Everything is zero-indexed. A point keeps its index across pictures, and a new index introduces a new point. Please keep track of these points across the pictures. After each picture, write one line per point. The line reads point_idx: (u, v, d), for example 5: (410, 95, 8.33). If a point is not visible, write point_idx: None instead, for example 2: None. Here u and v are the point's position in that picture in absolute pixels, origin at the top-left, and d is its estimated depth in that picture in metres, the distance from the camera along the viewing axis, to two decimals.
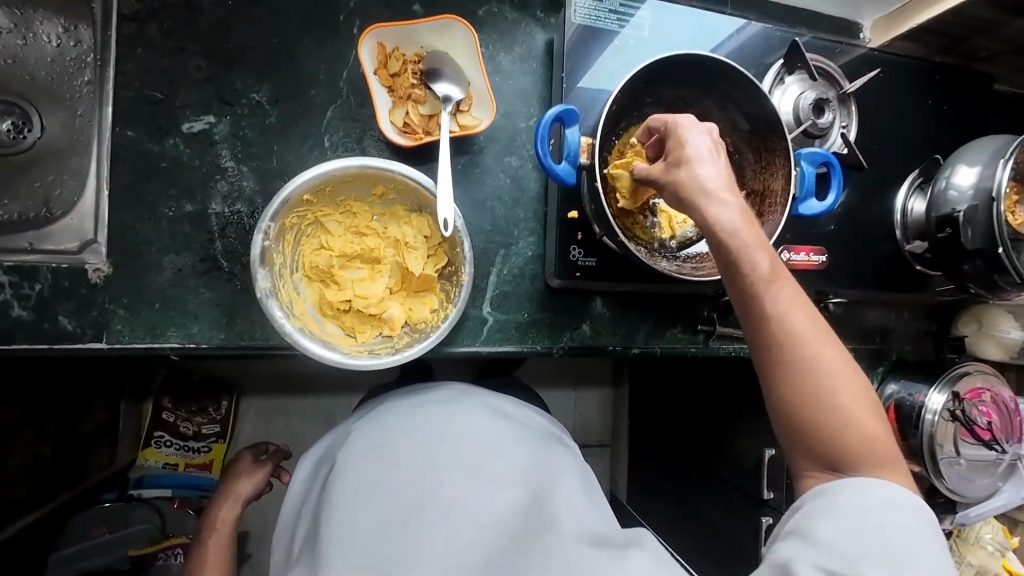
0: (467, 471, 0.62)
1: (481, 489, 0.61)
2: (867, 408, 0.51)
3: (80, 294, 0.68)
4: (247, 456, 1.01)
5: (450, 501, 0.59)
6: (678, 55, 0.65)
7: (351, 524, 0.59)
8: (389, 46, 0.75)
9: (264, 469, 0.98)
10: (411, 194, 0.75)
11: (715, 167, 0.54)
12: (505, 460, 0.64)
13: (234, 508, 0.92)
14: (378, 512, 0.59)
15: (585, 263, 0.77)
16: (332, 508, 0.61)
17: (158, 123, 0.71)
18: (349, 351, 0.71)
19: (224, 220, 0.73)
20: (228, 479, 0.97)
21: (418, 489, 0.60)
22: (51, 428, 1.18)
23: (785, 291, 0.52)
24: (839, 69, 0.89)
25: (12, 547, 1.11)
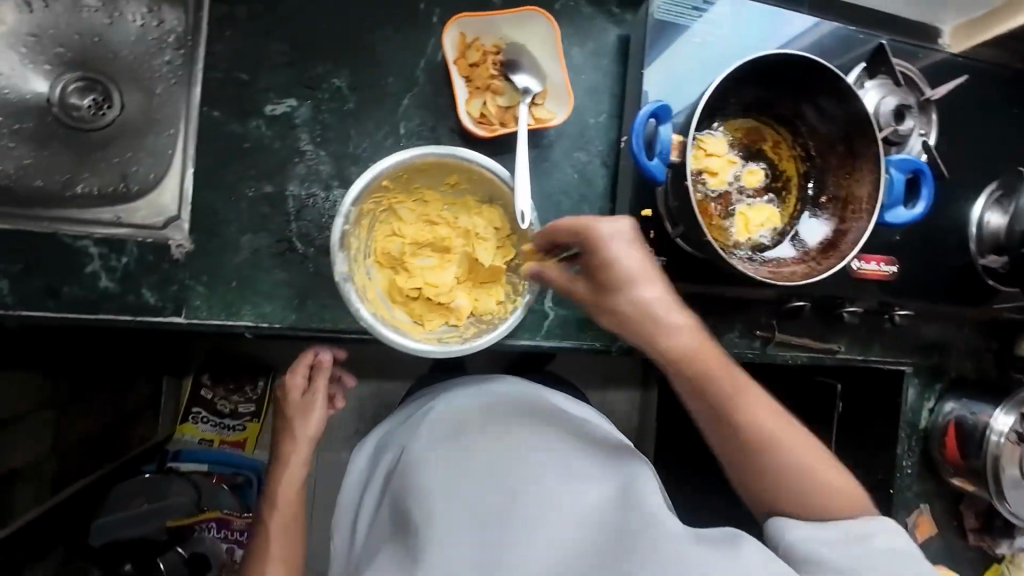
0: (549, 471, 0.64)
1: (566, 488, 0.63)
2: (829, 470, 0.65)
3: (163, 269, 0.70)
4: (298, 369, 0.77)
5: (537, 501, 0.62)
6: (774, 54, 0.63)
7: (442, 517, 0.63)
8: (469, 36, 0.75)
9: (319, 403, 0.75)
10: (484, 184, 0.75)
11: (658, 287, 0.64)
12: (580, 461, 0.67)
13: (297, 468, 0.75)
14: (468, 506, 0.64)
15: (655, 262, 0.77)
16: (419, 501, 0.65)
17: (243, 105, 0.72)
18: (419, 339, 0.72)
19: (301, 202, 0.74)
20: (291, 417, 0.75)
21: (504, 488, 0.63)
22: (101, 398, 1.21)
23: (742, 401, 0.65)
24: (920, 74, 0.87)
25: (65, 510, 1.16)
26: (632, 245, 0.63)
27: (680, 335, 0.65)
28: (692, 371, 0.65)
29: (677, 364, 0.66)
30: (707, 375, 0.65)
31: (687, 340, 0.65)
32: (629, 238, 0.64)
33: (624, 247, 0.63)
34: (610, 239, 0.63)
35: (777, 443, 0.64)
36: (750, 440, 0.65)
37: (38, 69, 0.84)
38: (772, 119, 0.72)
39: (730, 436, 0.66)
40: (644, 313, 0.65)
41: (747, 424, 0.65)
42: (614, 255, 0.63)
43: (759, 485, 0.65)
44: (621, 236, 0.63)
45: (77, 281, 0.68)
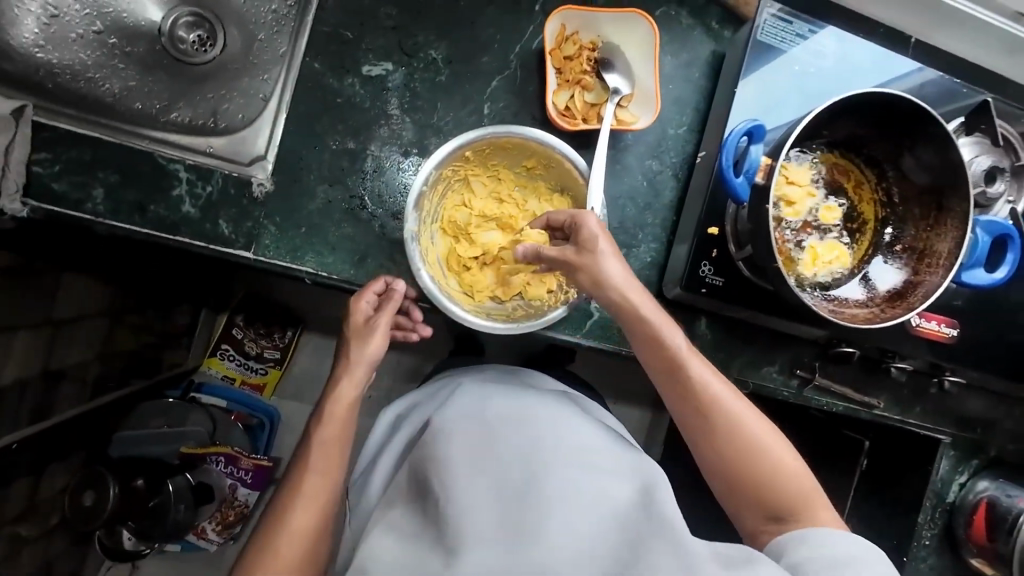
0: (577, 459, 0.63)
1: (594, 478, 0.61)
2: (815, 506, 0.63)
3: (241, 204, 0.74)
4: (366, 296, 0.73)
5: (562, 483, 0.59)
6: (883, 92, 0.61)
7: (463, 486, 0.61)
8: (569, 29, 0.76)
9: (382, 331, 0.72)
10: (558, 173, 0.76)
11: (620, 268, 0.65)
12: (601, 457, 0.65)
13: (351, 386, 0.74)
14: (490, 479, 0.61)
15: (712, 281, 0.76)
16: (442, 469, 0.63)
17: (342, 61, 0.75)
18: (469, 310, 0.74)
19: (379, 163, 0.76)
20: (351, 341, 0.74)
21: (529, 468, 0.62)
22: (145, 317, 1.26)
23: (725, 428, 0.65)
24: (1018, 138, 0.84)
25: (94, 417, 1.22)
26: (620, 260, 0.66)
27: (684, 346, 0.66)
28: (676, 375, 0.66)
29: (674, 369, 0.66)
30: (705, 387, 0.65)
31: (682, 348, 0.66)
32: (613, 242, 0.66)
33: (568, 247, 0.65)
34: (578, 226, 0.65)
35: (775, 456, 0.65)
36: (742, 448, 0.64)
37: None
38: (860, 159, 0.71)
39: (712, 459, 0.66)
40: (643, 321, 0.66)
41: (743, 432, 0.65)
42: (604, 253, 0.64)
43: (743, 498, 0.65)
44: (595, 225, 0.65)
45: (164, 202, 0.72)
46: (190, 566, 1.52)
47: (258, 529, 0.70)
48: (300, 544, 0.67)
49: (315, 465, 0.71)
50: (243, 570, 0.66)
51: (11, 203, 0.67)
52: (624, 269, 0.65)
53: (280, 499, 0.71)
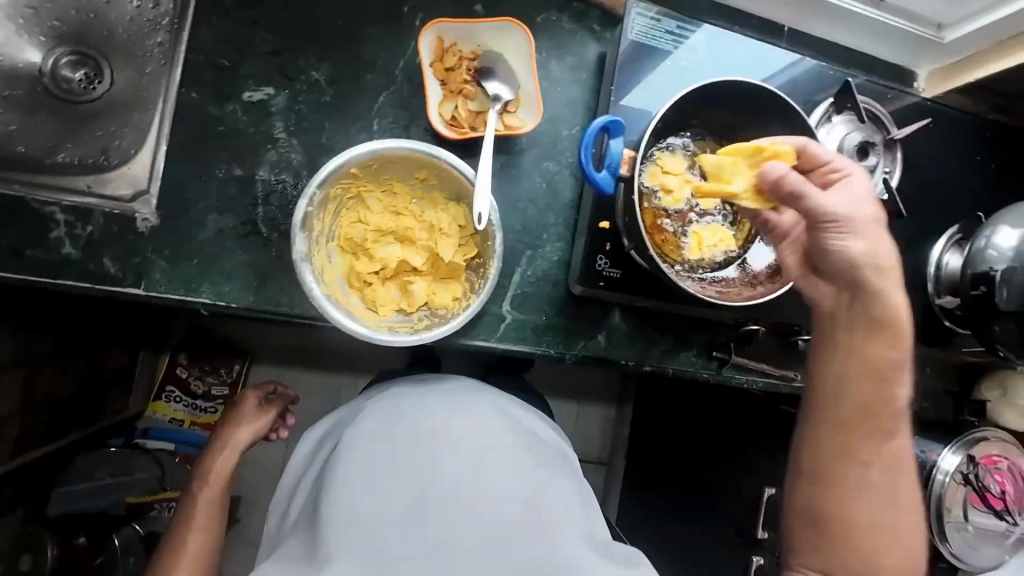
0: (474, 472, 0.72)
1: (492, 485, 0.72)
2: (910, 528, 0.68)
3: (127, 240, 0.72)
4: (253, 393, 1.05)
5: (468, 494, 0.70)
6: (730, 81, 0.66)
7: (363, 501, 0.69)
8: (447, 42, 0.77)
9: (272, 413, 1.03)
10: (452, 182, 0.77)
11: (879, 232, 0.62)
12: (504, 462, 0.75)
13: (231, 455, 0.96)
14: (390, 493, 0.70)
15: (609, 274, 0.78)
16: (345, 486, 0.71)
17: (221, 89, 0.74)
18: (370, 325, 0.74)
19: (269, 188, 0.76)
20: (233, 420, 1.00)
21: (423, 483, 0.70)
22: (76, 365, 1.19)
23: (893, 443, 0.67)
24: (888, 114, 0.89)
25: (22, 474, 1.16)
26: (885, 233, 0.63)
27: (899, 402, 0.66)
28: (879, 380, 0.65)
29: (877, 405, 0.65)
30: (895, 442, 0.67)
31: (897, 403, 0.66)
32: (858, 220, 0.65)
33: (871, 203, 0.62)
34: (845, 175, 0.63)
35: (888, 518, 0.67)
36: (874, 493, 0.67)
37: (32, 40, 0.85)
38: (733, 145, 0.74)
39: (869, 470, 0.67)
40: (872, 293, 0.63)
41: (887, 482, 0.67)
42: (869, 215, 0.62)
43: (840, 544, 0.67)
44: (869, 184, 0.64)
45: (43, 246, 0.70)
46: None
47: None
48: None
49: (199, 526, 0.88)
50: None
51: None
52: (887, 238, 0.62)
53: (162, 565, 0.86)
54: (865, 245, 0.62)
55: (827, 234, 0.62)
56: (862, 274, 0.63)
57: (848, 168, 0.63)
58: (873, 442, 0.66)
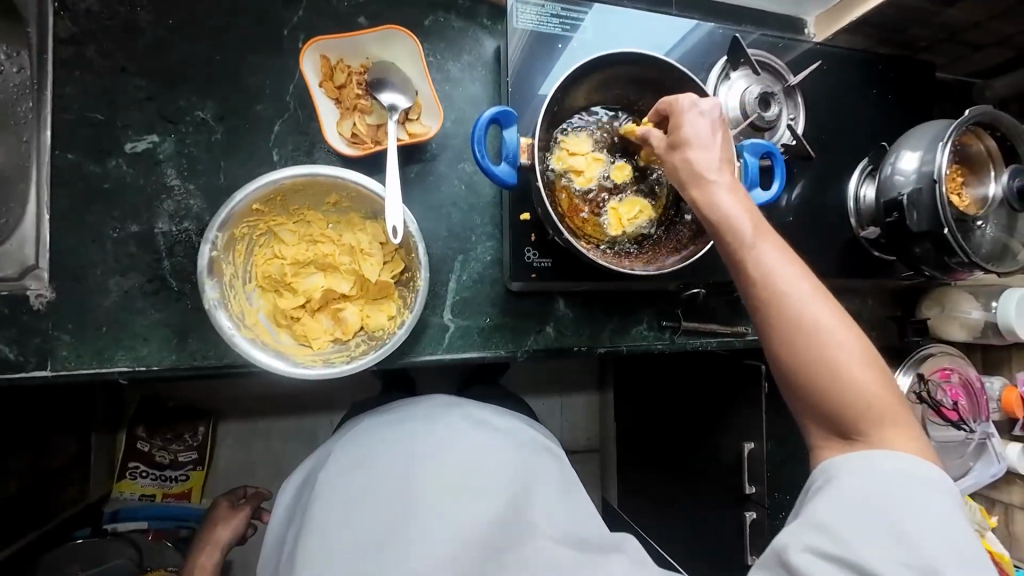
0: (451, 486, 0.70)
1: (468, 498, 0.69)
2: (875, 369, 0.53)
3: (22, 321, 0.67)
4: (224, 501, 1.05)
5: (441, 512, 0.67)
6: (615, 54, 0.66)
7: (343, 532, 0.67)
8: (333, 59, 0.75)
9: (247, 511, 1.03)
10: (365, 201, 0.75)
11: (709, 147, 0.60)
12: (479, 471, 0.73)
13: (217, 550, 0.97)
14: (367, 523, 0.68)
15: (540, 264, 0.76)
16: (324, 522, 0.69)
17: (100, 145, 0.70)
18: (303, 361, 0.70)
19: (171, 239, 0.72)
20: (207, 527, 1.00)
21: (401, 503, 0.68)
22: (17, 462, 1.11)
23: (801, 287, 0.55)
24: (783, 63, 0.92)
25: None
26: (716, 149, 0.61)
27: (748, 234, 0.57)
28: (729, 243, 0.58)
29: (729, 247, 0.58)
30: (778, 278, 0.55)
31: (745, 235, 0.57)
32: (706, 128, 0.61)
33: (705, 129, 0.61)
34: (692, 107, 0.62)
35: (843, 361, 0.52)
36: (788, 347, 0.54)
37: None
38: (634, 115, 0.74)
39: (786, 340, 0.54)
40: (693, 174, 0.60)
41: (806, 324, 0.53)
42: (692, 131, 0.61)
43: (805, 410, 0.55)
44: (703, 109, 0.62)
45: None
46: None
47: None
48: None
49: None
50: None
51: None
52: (708, 146, 0.60)
53: None
54: (705, 158, 0.60)
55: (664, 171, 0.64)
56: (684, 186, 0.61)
57: (689, 103, 0.62)
58: (776, 310, 0.55)
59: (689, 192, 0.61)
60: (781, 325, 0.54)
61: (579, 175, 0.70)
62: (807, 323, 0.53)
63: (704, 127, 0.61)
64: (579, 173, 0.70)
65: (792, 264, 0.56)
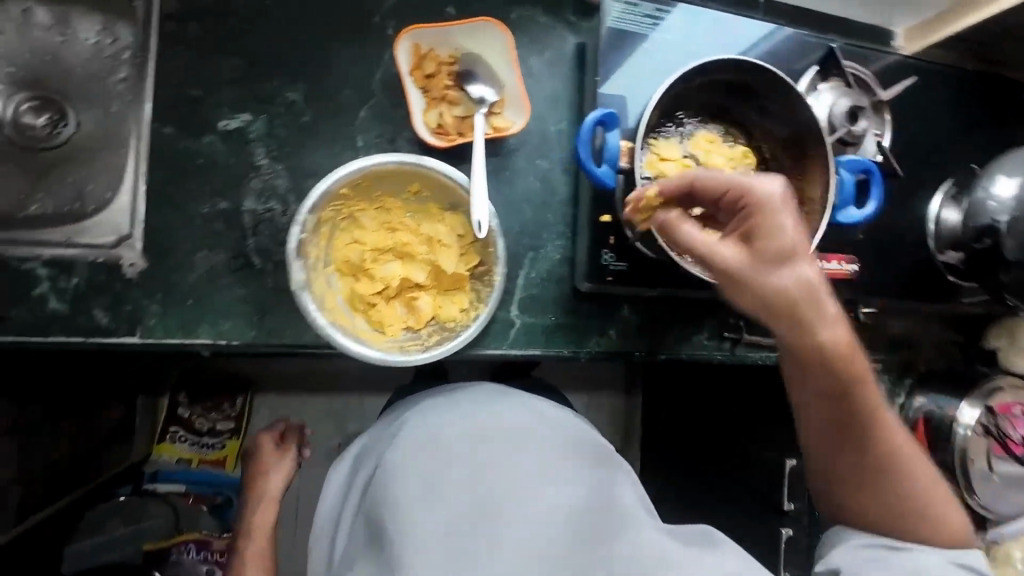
0: (528, 480, 0.69)
1: (547, 490, 0.68)
2: (925, 469, 0.70)
3: (115, 288, 0.69)
4: (268, 442, 1.02)
5: (523, 504, 0.67)
6: (712, 60, 0.65)
7: (421, 525, 0.66)
8: (424, 47, 0.75)
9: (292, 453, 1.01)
10: (445, 192, 0.76)
11: (812, 266, 0.61)
12: (552, 464, 0.72)
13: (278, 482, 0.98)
14: (449, 515, 0.67)
15: (617, 267, 0.78)
16: (397, 512, 0.68)
17: (195, 121, 0.72)
18: (379, 347, 0.71)
19: (257, 217, 0.73)
20: (256, 471, 0.99)
21: (485, 498, 0.67)
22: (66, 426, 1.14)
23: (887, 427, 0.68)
24: (872, 76, 0.89)
25: (30, 543, 1.09)
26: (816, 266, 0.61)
27: (861, 387, 0.66)
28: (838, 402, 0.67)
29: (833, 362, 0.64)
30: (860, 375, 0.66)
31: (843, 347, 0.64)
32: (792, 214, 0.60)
33: (804, 239, 0.59)
34: (782, 212, 0.60)
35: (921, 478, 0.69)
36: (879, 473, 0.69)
37: None
38: (726, 123, 0.73)
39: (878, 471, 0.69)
40: (811, 312, 0.62)
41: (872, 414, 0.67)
42: (795, 244, 0.59)
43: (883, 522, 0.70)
44: (790, 211, 0.60)
45: (27, 305, 0.67)
46: None
47: None
48: None
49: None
50: None
51: None
52: (807, 263, 0.60)
53: None
54: (810, 279, 0.61)
55: (739, 287, 0.62)
56: (787, 317, 0.62)
57: (775, 201, 0.60)
58: (866, 447, 0.68)
59: (790, 329, 0.63)
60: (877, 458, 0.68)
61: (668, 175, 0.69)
62: (894, 451, 0.68)
63: (805, 239, 0.59)
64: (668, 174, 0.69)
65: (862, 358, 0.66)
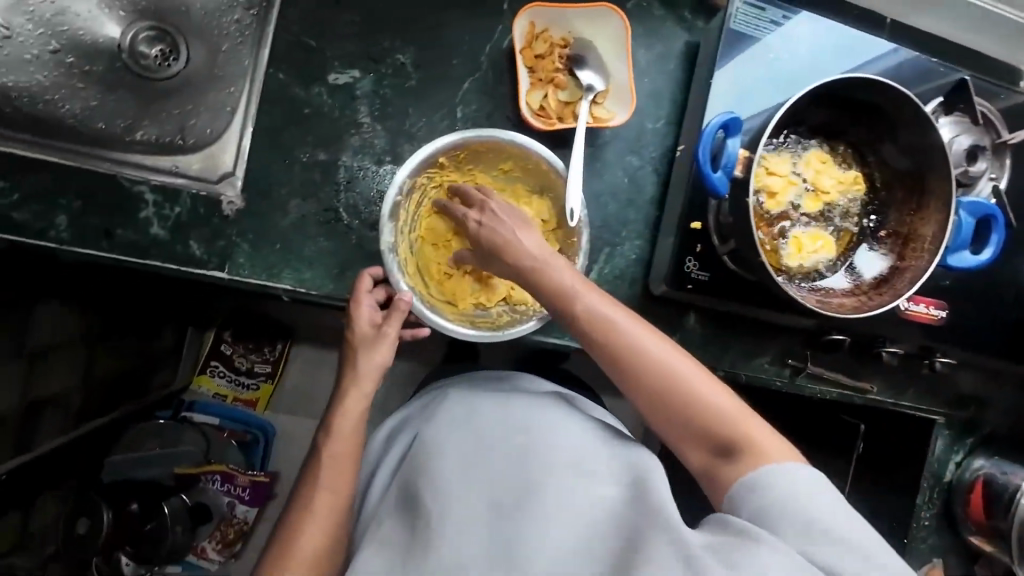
0: (561, 470, 0.62)
1: (582, 483, 0.60)
2: (737, 411, 0.56)
3: (213, 223, 0.72)
4: (366, 299, 0.68)
5: (551, 491, 0.60)
6: (842, 78, 0.60)
7: (455, 504, 0.63)
8: (539, 27, 0.74)
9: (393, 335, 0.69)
10: (537, 174, 0.75)
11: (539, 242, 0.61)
12: (592, 458, 0.64)
13: (360, 400, 0.69)
14: (477, 499, 0.63)
15: (697, 276, 0.76)
16: (434, 486, 0.65)
17: (308, 70, 0.73)
18: (451, 319, 0.72)
19: (351, 173, 0.74)
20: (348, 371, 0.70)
21: (515, 483, 0.62)
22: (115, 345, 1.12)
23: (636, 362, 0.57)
24: (998, 115, 0.84)
25: (66, 454, 1.09)
26: (530, 233, 0.62)
27: (592, 320, 0.59)
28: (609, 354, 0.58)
29: (593, 334, 0.58)
30: (614, 332, 0.57)
31: (609, 318, 0.58)
32: (521, 220, 0.64)
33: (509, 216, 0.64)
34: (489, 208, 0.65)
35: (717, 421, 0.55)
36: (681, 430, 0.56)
37: (113, 15, 0.83)
38: (841, 145, 0.70)
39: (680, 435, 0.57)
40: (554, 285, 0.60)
41: (663, 378, 0.56)
42: (502, 229, 0.63)
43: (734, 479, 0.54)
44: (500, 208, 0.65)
45: (130, 225, 0.70)
46: None
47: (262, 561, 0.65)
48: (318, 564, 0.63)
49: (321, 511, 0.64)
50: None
51: None
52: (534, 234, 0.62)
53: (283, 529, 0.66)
54: (530, 245, 0.61)
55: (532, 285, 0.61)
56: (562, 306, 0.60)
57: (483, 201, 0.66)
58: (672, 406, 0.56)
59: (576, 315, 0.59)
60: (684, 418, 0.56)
61: (770, 193, 0.67)
62: (675, 389, 0.56)
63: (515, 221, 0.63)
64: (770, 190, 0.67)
65: (631, 317, 0.58)
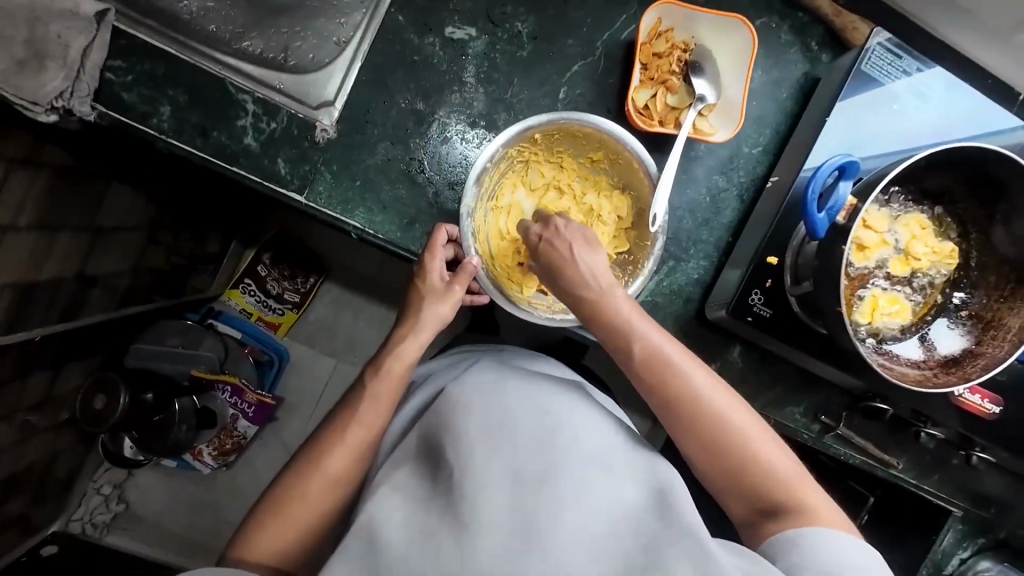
0: (588, 456, 0.58)
1: (609, 475, 0.56)
2: (786, 456, 0.58)
3: (303, 145, 0.73)
4: (440, 253, 0.70)
5: (579, 473, 0.55)
6: (967, 146, 0.59)
7: (479, 465, 0.56)
8: (663, 25, 0.73)
9: (455, 295, 0.69)
10: (625, 170, 0.74)
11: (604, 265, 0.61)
12: (618, 456, 0.60)
13: (415, 350, 0.70)
14: (500, 461, 0.56)
15: (760, 311, 0.75)
16: (457, 443, 0.59)
17: (427, 19, 0.74)
18: (510, 295, 0.72)
19: (443, 128, 0.74)
20: (405, 316, 0.72)
21: (544, 454, 0.57)
22: (166, 238, 1.14)
23: (690, 404, 0.58)
24: None
25: (104, 327, 1.12)
26: (598, 254, 0.62)
27: (655, 353, 0.60)
28: (664, 393, 0.59)
29: (648, 369, 0.59)
30: (666, 371, 0.59)
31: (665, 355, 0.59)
32: (591, 242, 0.62)
33: (583, 236, 0.62)
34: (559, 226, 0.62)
35: (768, 468, 0.57)
36: (732, 474, 0.58)
37: None
38: (945, 216, 0.68)
39: (726, 479, 0.58)
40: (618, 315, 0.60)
41: (711, 421, 0.58)
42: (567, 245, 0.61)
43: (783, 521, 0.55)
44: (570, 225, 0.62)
45: (227, 130, 0.72)
46: (183, 484, 1.44)
47: (285, 472, 0.67)
48: (327, 491, 0.65)
49: (348, 447, 0.66)
50: (274, 493, 0.65)
51: (80, 105, 0.68)
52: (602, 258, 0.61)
53: (307, 451, 0.67)
54: (596, 272, 0.61)
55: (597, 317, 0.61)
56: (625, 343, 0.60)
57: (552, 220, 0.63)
58: (716, 450, 0.58)
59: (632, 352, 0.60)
60: (734, 464, 0.57)
61: (862, 245, 0.66)
62: (729, 429, 0.58)
63: (582, 242, 0.61)
64: (861, 241, 0.65)
65: (686, 356, 0.60)
